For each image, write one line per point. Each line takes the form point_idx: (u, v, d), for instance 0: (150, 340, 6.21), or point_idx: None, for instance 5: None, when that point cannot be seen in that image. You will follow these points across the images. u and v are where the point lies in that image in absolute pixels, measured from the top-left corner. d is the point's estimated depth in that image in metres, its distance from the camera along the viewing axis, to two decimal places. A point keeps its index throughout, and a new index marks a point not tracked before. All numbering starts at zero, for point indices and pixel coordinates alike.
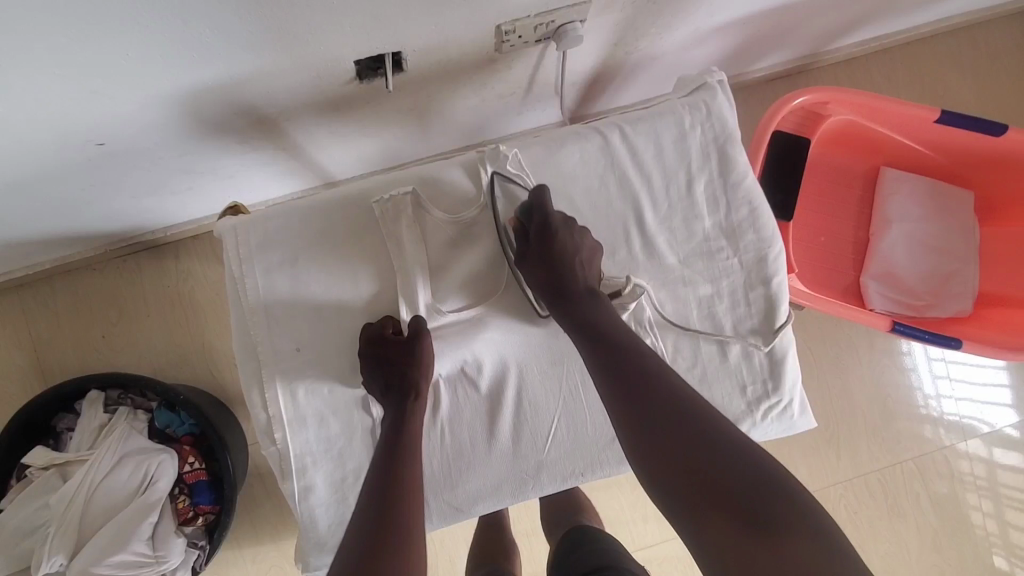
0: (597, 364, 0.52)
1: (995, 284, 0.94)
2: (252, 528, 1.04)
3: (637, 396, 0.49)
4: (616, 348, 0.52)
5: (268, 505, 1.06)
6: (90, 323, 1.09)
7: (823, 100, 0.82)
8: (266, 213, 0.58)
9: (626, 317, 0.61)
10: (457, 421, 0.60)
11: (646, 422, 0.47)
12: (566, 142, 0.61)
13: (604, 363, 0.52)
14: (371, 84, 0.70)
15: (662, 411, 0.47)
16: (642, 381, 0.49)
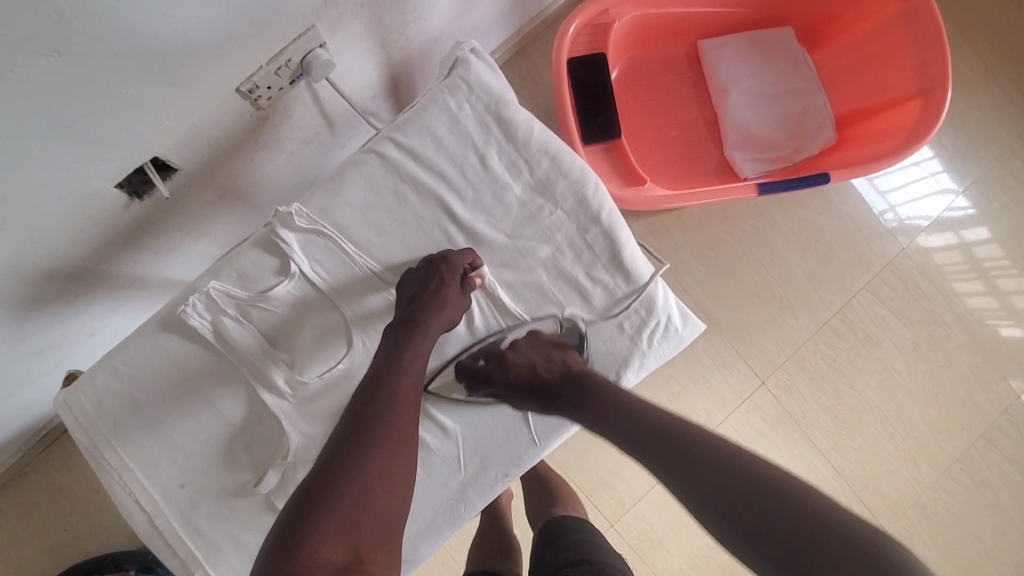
0: (621, 434, 0.51)
1: (849, 102, 0.94)
2: None
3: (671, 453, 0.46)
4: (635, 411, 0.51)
5: None
6: (45, 524, 1.07)
7: (602, 10, 0.81)
8: (91, 372, 0.57)
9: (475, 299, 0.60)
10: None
11: (683, 475, 0.44)
12: (345, 175, 0.59)
13: (629, 429, 0.50)
14: (154, 196, 0.67)
15: (688, 464, 0.45)
16: (668, 441, 0.47)
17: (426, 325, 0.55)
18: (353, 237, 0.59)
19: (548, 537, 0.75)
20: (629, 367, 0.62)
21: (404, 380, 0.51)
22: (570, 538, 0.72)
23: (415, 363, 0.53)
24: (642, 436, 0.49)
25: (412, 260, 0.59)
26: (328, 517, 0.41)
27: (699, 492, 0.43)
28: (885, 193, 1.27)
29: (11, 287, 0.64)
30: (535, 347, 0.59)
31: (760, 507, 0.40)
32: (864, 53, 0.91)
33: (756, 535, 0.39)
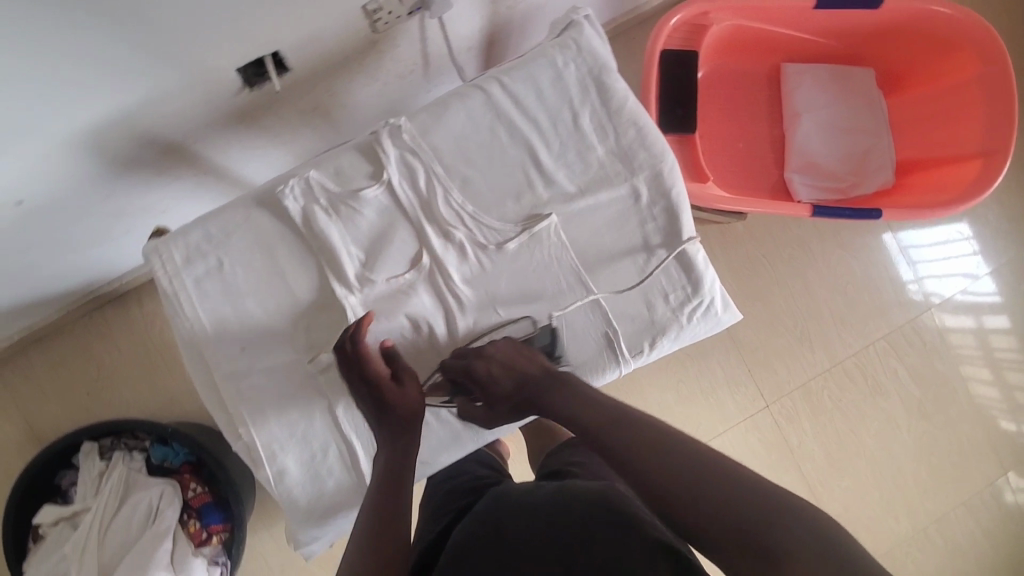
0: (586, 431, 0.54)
1: (914, 152, 0.97)
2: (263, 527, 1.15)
3: (650, 460, 0.48)
4: (605, 421, 0.53)
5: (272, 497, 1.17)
6: (70, 384, 1.13)
7: (703, 12, 0.84)
8: (185, 228, 0.61)
9: (530, 236, 0.64)
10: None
11: (658, 491, 0.46)
12: (449, 103, 0.63)
13: (591, 424, 0.54)
14: (262, 90, 0.72)
15: (670, 470, 0.46)
16: (637, 442, 0.50)
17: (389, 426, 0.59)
18: (443, 161, 0.63)
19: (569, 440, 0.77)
20: (665, 336, 0.65)
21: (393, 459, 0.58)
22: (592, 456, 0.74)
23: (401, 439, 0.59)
24: (626, 435, 0.50)
25: (491, 191, 0.64)
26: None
27: (665, 490, 0.46)
28: (915, 263, 1.30)
29: (120, 143, 0.69)
30: (510, 356, 0.60)
31: (732, 505, 0.43)
32: (939, 107, 0.94)
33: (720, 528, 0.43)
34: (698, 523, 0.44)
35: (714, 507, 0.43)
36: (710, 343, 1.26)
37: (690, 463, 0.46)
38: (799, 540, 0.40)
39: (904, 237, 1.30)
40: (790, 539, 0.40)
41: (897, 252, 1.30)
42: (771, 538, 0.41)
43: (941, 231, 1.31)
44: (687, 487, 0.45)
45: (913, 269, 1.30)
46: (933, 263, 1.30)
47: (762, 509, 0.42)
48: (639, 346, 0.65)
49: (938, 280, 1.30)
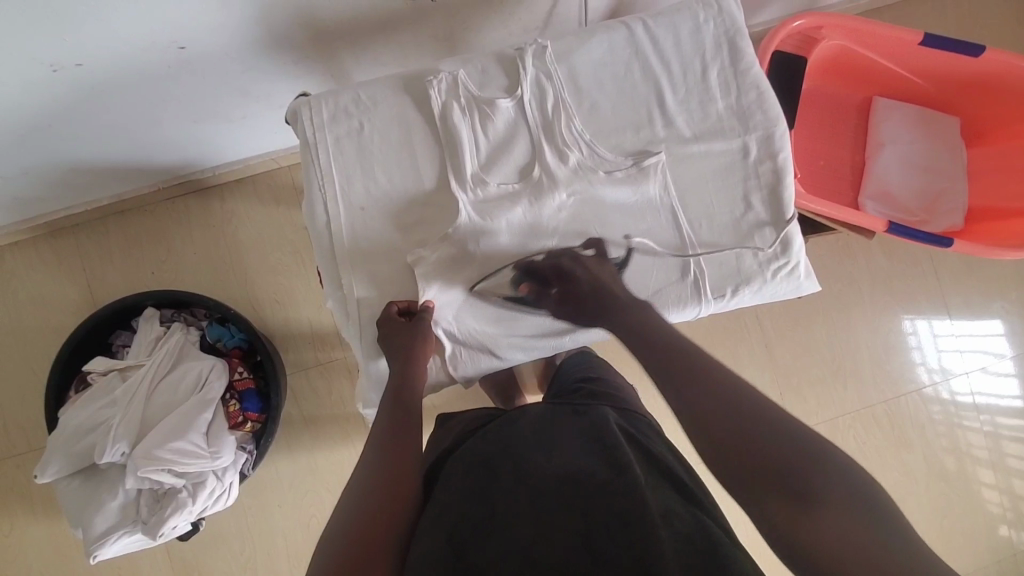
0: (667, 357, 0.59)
1: (985, 201, 1.01)
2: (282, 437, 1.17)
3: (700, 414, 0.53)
4: (675, 373, 0.56)
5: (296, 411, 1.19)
6: (139, 259, 1.17)
7: (818, 25, 0.90)
8: (335, 90, 0.66)
9: (641, 169, 0.68)
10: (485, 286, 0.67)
11: (714, 446, 0.51)
12: (595, 34, 0.69)
13: (669, 355, 0.59)
14: (417, 1, 0.79)
15: (724, 423, 0.51)
16: (714, 389, 0.54)
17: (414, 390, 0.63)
18: (577, 83, 0.68)
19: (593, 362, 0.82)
20: (748, 286, 0.69)
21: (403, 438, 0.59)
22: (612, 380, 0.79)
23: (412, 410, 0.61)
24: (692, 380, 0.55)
25: (614, 120, 0.69)
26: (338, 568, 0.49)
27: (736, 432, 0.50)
28: (941, 353, 1.32)
29: (285, 17, 0.75)
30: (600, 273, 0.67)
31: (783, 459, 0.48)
32: (1015, 163, 1.00)
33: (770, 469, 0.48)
34: (752, 476, 0.48)
35: (767, 462, 0.48)
36: (748, 358, 1.28)
37: (743, 427, 0.50)
38: (836, 492, 0.45)
39: (935, 325, 1.32)
40: (834, 501, 0.45)
41: (925, 340, 1.32)
42: (811, 483, 0.46)
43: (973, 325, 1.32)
44: (748, 434, 0.50)
45: (939, 357, 1.32)
46: (960, 355, 1.32)
47: (810, 471, 0.46)
48: (722, 289, 0.69)
49: (965, 376, 1.32)
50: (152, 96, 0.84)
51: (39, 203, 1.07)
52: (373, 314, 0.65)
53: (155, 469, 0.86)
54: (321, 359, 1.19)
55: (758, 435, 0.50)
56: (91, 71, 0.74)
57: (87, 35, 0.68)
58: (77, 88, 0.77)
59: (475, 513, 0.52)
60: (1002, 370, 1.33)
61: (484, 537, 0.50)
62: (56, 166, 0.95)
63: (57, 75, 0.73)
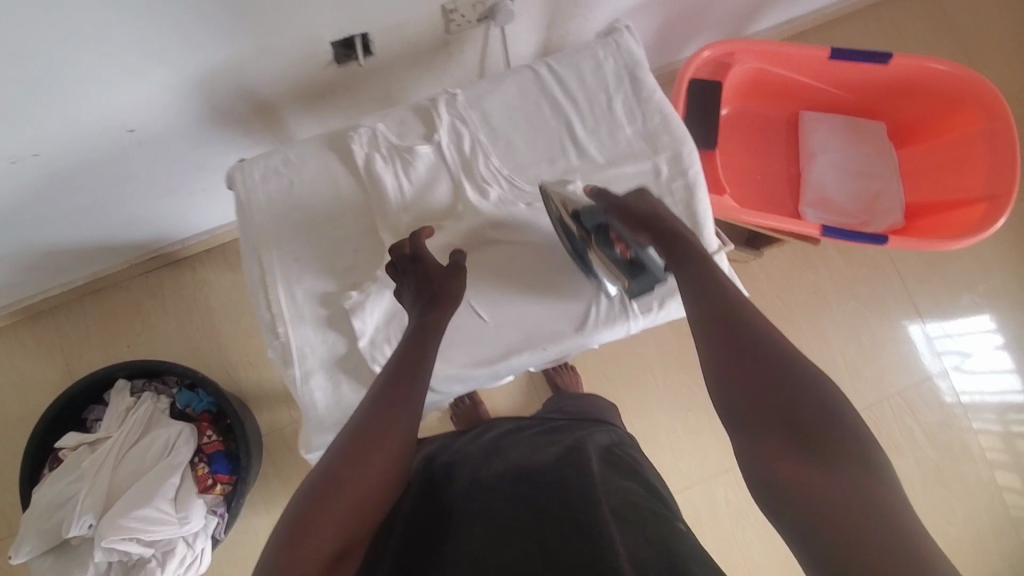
0: (706, 299, 0.57)
1: (922, 197, 1.04)
2: (260, 500, 1.17)
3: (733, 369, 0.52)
4: (715, 317, 0.55)
5: (274, 471, 1.18)
6: (115, 334, 1.20)
7: (730, 51, 0.95)
8: (266, 152, 0.71)
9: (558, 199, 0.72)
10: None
11: (743, 398, 0.50)
12: (504, 79, 0.74)
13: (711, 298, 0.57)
14: (347, 68, 0.85)
15: (756, 372, 0.50)
16: (749, 334, 0.53)
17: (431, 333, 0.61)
18: (492, 124, 0.73)
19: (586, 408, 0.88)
20: (675, 297, 0.71)
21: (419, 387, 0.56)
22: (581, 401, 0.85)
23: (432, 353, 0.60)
24: (732, 331, 0.53)
25: (530, 155, 0.73)
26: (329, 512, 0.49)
27: (764, 385, 0.49)
28: (942, 356, 1.31)
29: (223, 91, 0.81)
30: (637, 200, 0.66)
31: (808, 413, 0.47)
32: (944, 158, 1.03)
33: (796, 423, 0.47)
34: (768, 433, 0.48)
35: (793, 412, 0.47)
36: None
37: (770, 376, 0.50)
38: (852, 453, 0.45)
39: (929, 326, 1.32)
40: (849, 463, 0.44)
41: (923, 342, 1.32)
42: (830, 443, 0.45)
43: (947, 325, 1.32)
44: (775, 383, 0.49)
45: (939, 359, 1.31)
46: (956, 355, 1.31)
47: (830, 428, 0.46)
48: (648, 303, 0.71)
49: (967, 375, 1.31)
50: (111, 177, 0.90)
51: (16, 288, 1.12)
52: (309, 359, 0.67)
53: (120, 539, 0.87)
54: (295, 416, 1.20)
55: (785, 389, 0.49)
56: (49, 159, 0.80)
57: (40, 126, 0.74)
58: (38, 175, 0.82)
59: (476, 522, 0.56)
60: (1001, 365, 1.32)
61: (454, 536, 0.57)
62: (28, 251, 1.00)
63: (18, 166, 0.79)
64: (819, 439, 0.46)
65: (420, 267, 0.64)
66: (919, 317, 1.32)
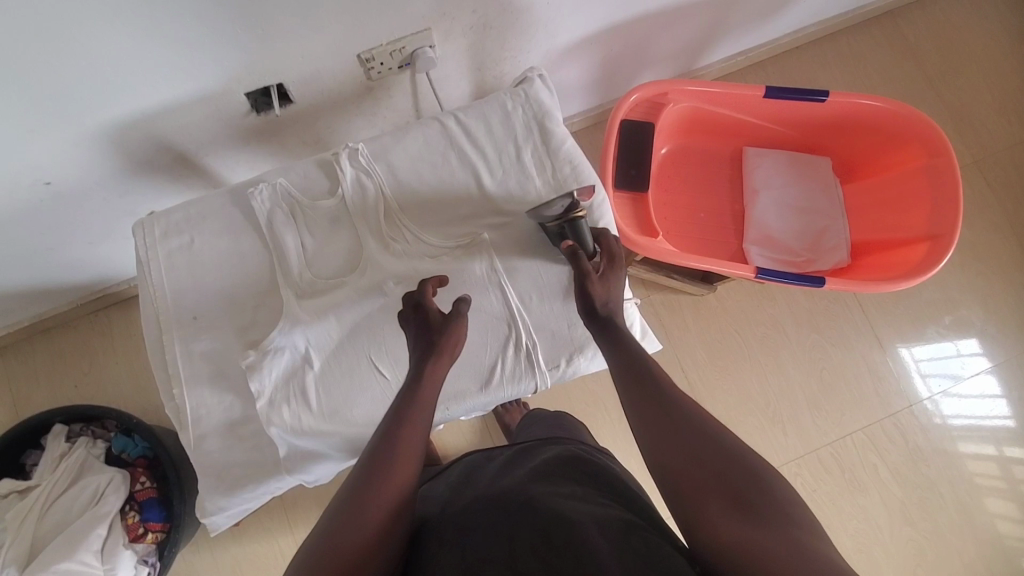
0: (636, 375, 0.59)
1: (868, 234, 1.02)
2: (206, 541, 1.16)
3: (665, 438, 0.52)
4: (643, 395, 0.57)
5: None
6: (63, 375, 1.20)
7: (662, 91, 0.94)
8: (169, 209, 0.71)
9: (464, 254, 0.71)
10: (321, 393, 0.67)
11: (675, 466, 0.50)
12: (411, 130, 0.74)
13: (638, 373, 0.59)
14: (267, 116, 0.85)
15: (681, 439, 0.51)
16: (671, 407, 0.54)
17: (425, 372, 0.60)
18: (398, 176, 0.72)
19: (546, 416, 0.85)
20: (582, 354, 0.70)
21: (410, 425, 0.56)
22: (565, 426, 0.79)
23: (427, 392, 0.59)
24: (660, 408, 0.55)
25: (436, 207, 0.72)
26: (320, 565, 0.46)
27: (687, 451, 0.50)
28: (931, 380, 1.28)
29: (140, 143, 0.81)
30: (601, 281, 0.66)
31: (732, 474, 0.47)
32: (890, 194, 1.00)
33: (721, 480, 0.47)
34: (694, 498, 0.47)
35: (720, 472, 0.47)
36: None
37: (695, 443, 0.50)
38: (773, 506, 0.45)
39: (916, 349, 1.29)
40: (777, 517, 0.44)
41: (910, 365, 1.29)
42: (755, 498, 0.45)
43: (929, 349, 1.29)
44: (700, 447, 0.50)
45: (926, 383, 1.28)
46: (943, 379, 1.28)
47: (756, 485, 0.46)
48: (555, 359, 0.70)
49: (954, 397, 1.27)
50: (38, 226, 0.90)
51: None
52: (205, 420, 0.66)
53: None
54: None
55: (705, 456, 0.49)
56: None
57: None
58: None
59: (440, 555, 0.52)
60: (989, 389, 1.28)
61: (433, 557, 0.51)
62: None
63: None
64: (746, 492, 0.46)
65: (422, 316, 0.64)
66: (883, 349, 1.29)
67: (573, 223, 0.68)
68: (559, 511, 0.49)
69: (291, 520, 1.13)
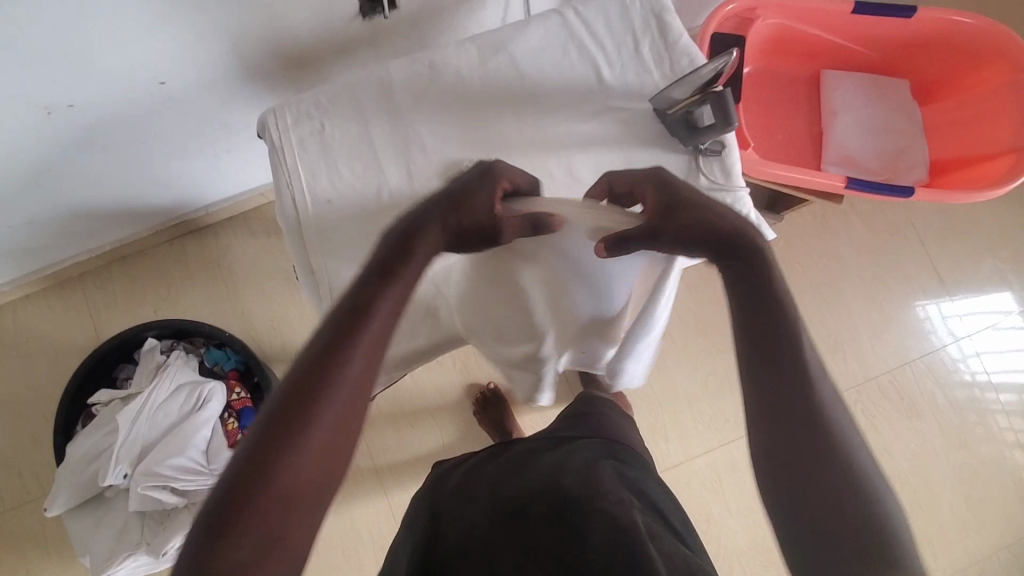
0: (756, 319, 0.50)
1: (946, 153, 1.04)
2: None
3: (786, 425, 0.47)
4: (771, 355, 0.49)
5: None
6: (141, 301, 1.23)
7: (752, 6, 0.95)
8: (297, 98, 0.72)
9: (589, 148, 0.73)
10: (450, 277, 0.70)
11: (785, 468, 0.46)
12: (531, 23, 0.74)
13: (762, 318, 0.50)
14: (372, 21, 0.86)
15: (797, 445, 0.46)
16: (803, 390, 0.47)
17: (396, 281, 0.50)
18: (519, 68, 0.73)
19: (591, 395, 0.90)
20: None
21: (361, 334, 0.46)
22: (607, 414, 0.84)
23: (403, 284, 0.50)
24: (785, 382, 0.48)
25: (557, 99, 0.73)
26: (244, 530, 0.39)
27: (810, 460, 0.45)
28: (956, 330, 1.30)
29: (253, 47, 0.82)
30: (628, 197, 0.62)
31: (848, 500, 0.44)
32: (969, 113, 1.02)
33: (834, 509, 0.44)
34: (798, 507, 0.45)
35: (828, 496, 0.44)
36: None
37: (816, 457, 0.45)
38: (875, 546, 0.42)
39: (942, 304, 1.31)
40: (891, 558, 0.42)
41: (936, 319, 1.31)
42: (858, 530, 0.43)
43: (983, 286, 1.31)
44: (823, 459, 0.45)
45: (954, 338, 1.30)
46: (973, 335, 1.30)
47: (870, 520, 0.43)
48: None
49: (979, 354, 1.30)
50: (143, 134, 0.91)
51: (46, 252, 1.13)
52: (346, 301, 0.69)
53: (154, 485, 0.89)
54: None
55: (826, 475, 0.45)
56: (82, 112, 0.82)
57: (76, 80, 0.75)
58: (74, 130, 0.84)
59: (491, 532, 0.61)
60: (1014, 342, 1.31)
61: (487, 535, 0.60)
62: (60, 213, 1.02)
63: (54, 117, 0.80)
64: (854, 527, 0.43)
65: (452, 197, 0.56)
66: (942, 284, 1.31)
67: (716, 95, 0.67)
68: (616, 525, 0.58)
69: (370, 445, 1.22)
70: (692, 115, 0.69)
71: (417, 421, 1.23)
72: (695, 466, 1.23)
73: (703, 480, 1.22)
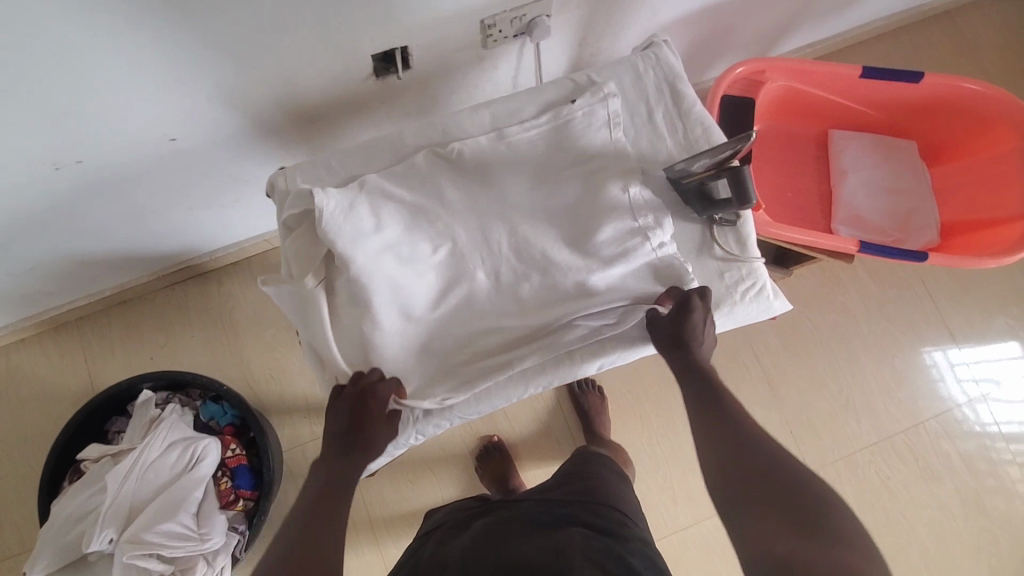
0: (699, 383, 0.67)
1: (956, 215, 1.03)
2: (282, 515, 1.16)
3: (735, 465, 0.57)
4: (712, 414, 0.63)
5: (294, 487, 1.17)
6: (139, 346, 1.20)
7: (761, 69, 0.96)
8: (309, 162, 0.72)
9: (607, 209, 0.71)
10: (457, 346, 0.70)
11: (738, 484, 0.55)
12: (544, 90, 0.75)
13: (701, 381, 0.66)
14: (384, 81, 0.86)
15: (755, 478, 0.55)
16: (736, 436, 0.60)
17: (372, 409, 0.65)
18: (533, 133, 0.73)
19: (591, 454, 0.88)
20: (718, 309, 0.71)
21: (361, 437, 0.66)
22: (604, 475, 0.82)
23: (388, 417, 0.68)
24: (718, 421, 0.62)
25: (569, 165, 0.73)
26: None
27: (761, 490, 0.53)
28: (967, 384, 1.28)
29: (265, 105, 0.82)
30: None
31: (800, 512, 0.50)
32: (980, 176, 1.02)
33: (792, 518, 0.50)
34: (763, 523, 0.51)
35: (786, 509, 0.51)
36: (753, 398, 1.25)
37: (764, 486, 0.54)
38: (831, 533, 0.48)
39: (951, 355, 1.29)
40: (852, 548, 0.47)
41: (946, 369, 1.28)
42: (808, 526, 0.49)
43: (996, 344, 1.29)
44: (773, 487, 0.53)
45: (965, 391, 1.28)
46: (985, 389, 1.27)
47: (833, 522, 0.49)
48: None
49: (994, 413, 1.27)
50: (150, 185, 0.90)
51: (45, 298, 1.12)
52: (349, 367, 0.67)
53: (141, 554, 0.85)
54: (317, 433, 1.19)
55: (772, 500, 0.52)
56: (90, 166, 0.81)
57: (84, 136, 0.75)
58: (81, 182, 0.83)
59: None
60: None
61: None
62: (62, 260, 1.01)
63: (61, 171, 0.80)
64: (815, 532, 0.48)
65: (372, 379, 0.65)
66: (954, 342, 1.29)
67: (734, 171, 0.67)
68: None
69: (366, 500, 1.17)
70: (707, 187, 0.69)
71: (417, 476, 1.19)
72: (704, 529, 1.19)
73: (712, 544, 1.18)
